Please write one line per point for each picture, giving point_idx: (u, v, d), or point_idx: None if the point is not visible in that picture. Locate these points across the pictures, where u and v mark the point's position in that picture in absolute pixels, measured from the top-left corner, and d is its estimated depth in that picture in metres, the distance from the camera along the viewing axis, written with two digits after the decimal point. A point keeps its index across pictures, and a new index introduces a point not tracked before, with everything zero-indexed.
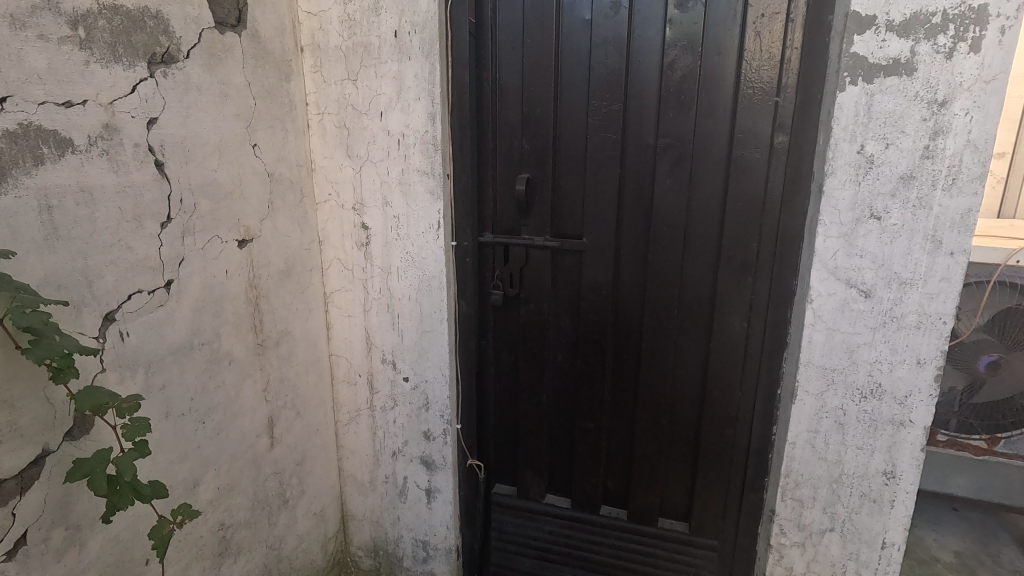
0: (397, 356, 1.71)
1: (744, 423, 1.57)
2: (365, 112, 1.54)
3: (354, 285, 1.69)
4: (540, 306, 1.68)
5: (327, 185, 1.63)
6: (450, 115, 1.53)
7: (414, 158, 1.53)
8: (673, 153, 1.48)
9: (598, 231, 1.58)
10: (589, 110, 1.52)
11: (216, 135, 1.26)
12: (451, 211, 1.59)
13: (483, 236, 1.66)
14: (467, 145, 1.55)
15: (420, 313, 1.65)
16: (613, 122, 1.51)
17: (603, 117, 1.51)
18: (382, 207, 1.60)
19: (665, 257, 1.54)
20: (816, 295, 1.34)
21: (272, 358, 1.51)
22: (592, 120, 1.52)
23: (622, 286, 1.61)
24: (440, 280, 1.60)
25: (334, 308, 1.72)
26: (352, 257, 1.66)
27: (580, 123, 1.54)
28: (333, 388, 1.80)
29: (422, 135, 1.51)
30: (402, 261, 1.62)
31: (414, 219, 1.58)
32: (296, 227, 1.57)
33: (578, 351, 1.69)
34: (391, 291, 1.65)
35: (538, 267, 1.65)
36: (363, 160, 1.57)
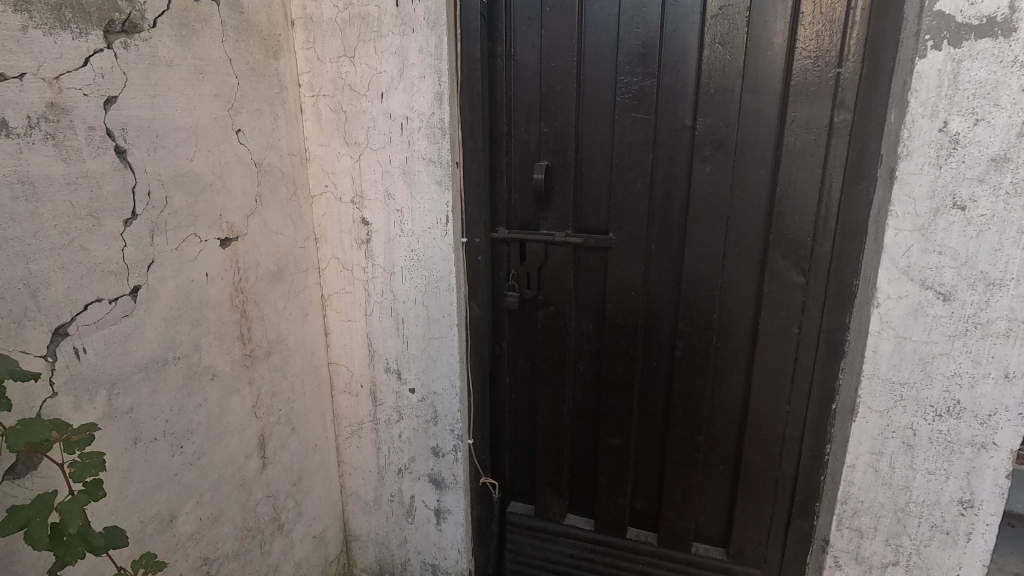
0: (402, 365, 1.55)
1: (792, 441, 1.39)
2: (364, 93, 1.36)
3: (354, 287, 1.52)
4: (561, 309, 1.51)
5: (323, 176, 1.46)
6: (459, 95, 1.36)
7: (418, 145, 1.36)
8: (714, 135, 1.29)
9: (627, 225, 1.40)
10: (617, 88, 1.34)
11: (190, 119, 1.10)
12: (462, 204, 1.42)
13: (496, 231, 1.49)
14: (478, 129, 1.37)
15: (427, 318, 1.48)
16: (644, 101, 1.33)
17: (633, 96, 1.33)
18: (384, 200, 1.43)
19: (703, 255, 1.36)
20: (883, 297, 1.16)
21: (262, 371, 1.35)
22: (619, 100, 1.34)
23: (653, 286, 1.44)
24: (449, 282, 1.43)
25: (333, 312, 1.56)
26: (352, 257, 1.50)
27: (606, 103, 1.36)
28: (333, 399, 1.64)
29: (427, 118, 1.33)
30: (406, 260, 1.45)
31: (420, 213, 1.40)
32: (289, 224, 1.40)
33: (603, 360, 1.52)
34: (395, 294, 1.49)
35: (558, 266, 1.48)
36: (363, 147, 1.40)
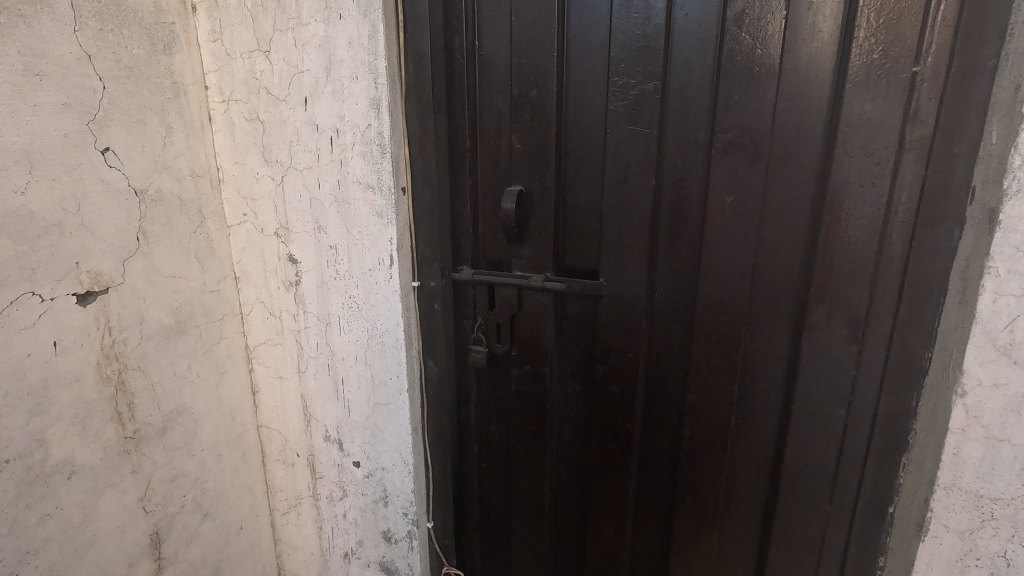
0: (343, 433, 1.25)
1: (834, 550, 1.08)
2: (283, 99, 1.06)
3: (283, 338, 1.23)
4: (539, 368, 1.21)
5: (240, 202, 1.16)
6: (405, 100, 1.05)
7: (353, 165, 1.05)
8: (737, 156, 0.97)
9: (621, 268, 1.09)
10: (610, 92, 1.02)
11: (19, 137, 0.80)
12: (412, 239, 1.12)
13: (458, 270, 1.19)
14: (431, 144, 1.07)
15: (371, 380, 1.18)
16: (644, 109, 1.01)
17: (630, 102, 1.01)
18: (314, 234, 1.13)
19: (720, 309, 1.05)
20: (973, 384, 0.83)
21: (155, 453, 1.06)
22: (612, 107, 1.03)
23: (656, 345, 1.13)
24: (396, 337, 1.13)
25: (260, 367, 1.28)
26: (279, 302, 1.21)
27: (596, 112, 1.05)
28: (265, 467, 1.36)
29: (361, 130, 1.03)
30: (343, 309, 1.15)
31: (357, 251, 1.10)
32: (193, 264, 1.11)
33: (593, 431, 1.22)
34: (332, 348, 1.20)
35: (535, 315, 1.17)
36: (285, 168, 1.11)
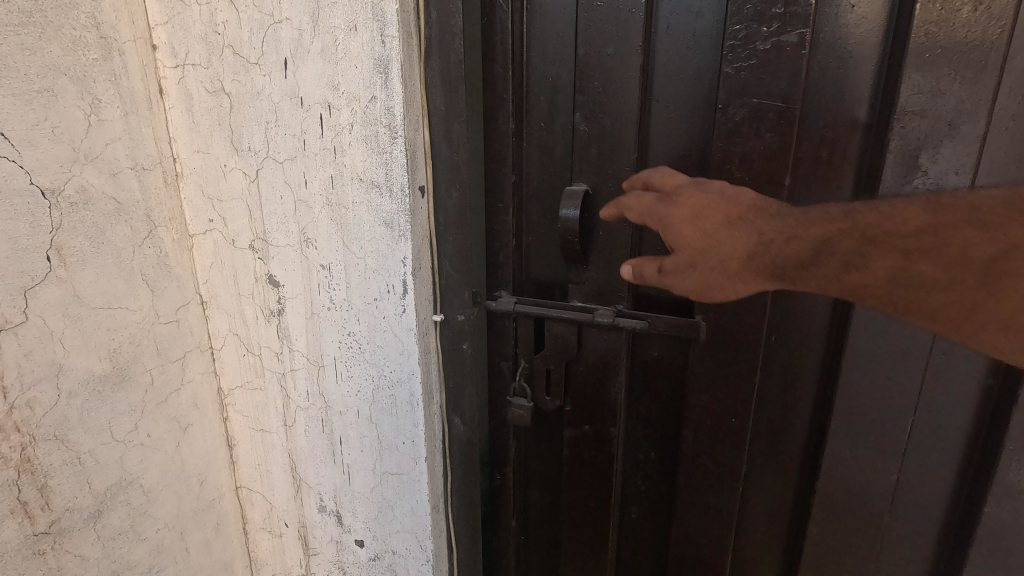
0: (342, 505, 0.96)
1: None
2: (254, 61, 0.76)
3: (265, 381, 0.95)
4: (601, 428, 0.92)
5: (205, 204, 0.87)
6: (424, 61, 0.73)
7: (351, 155, 0.75)
8: (924, 139, 0.64)
9: (727, 303, 0.78)
10: (724, 50, 0.69)
11: None
12: (432, 258, 0.81)
13: (495, 297, 0.89)
14: (461, 125, 0.76)
15: (378, 442, 0.89)
16: (777, 75, 0.68)
17: (755, 65, 0.68)
18: (300, 249, 0.83)
19: (874, 364, 0.73)
20: None
21: (84, 546, 0.79)
22: (724, 73, 0.70)
23: (767, 407, 0.82)
24: (411, 390, 0.83)
25: (238, 416, 0.99)
26: (258, 336, 0.92)
27: (698, 83, 0.74)
28: (247, 536, 1.08)
29: (362, 105, 0.72)
30: (341, 348, 0.86)
31: (358, 274, 0.80)
32: (138, 289, 0.82)
33: (670, 515, 0.91)
34: (326, 398, 0.90)
35: (599, 360, 0.89)
36: (260, 158, 0.80)
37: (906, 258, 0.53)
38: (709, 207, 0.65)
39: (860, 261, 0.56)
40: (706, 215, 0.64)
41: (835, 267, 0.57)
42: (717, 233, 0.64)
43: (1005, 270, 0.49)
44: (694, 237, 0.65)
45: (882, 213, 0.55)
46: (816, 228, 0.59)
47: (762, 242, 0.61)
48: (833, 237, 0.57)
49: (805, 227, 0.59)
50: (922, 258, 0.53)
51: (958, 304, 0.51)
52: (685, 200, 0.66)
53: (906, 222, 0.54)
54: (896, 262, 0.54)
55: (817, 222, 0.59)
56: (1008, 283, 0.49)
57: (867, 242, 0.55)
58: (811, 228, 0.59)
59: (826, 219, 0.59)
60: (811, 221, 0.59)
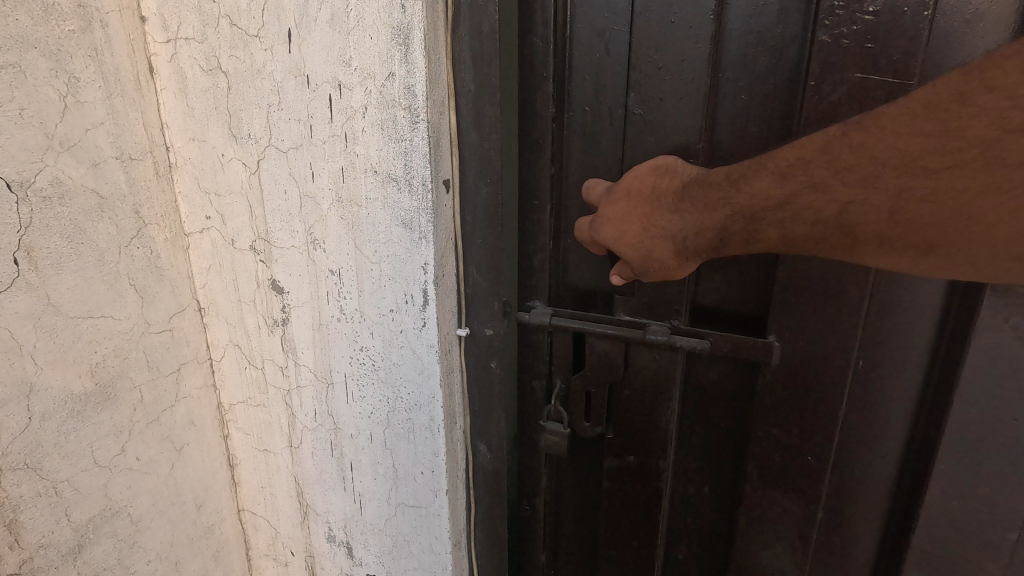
0: (353, 536, 0.86)
1: None
2: (254, 33, 0.65)
3: (268, 397, 0.85)
4: (647, 454, 0.85)
5: (202, 199, 0.77)
6: (450, 30, 0.62)
7: (364, 142, 0.64)
8: None
9: (795, 318, 0.72)
10: (822, 13, 0.63)
11: None
12: (456, 263, 0.70)
13: (532, 309, 0.83)
14: (494, 107, 0.64)
15: (393, 470, 0.78)
16: (883, 43, 0.61)
17: (860, 30, 0.62)
18: (306, 251, 0.72)
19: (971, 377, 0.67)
20: None
21: None
22: (820, 40, 0.63)
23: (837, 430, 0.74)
24: (431, 415, 0.73)
25: (239, 434, 0.90)
26: (260, 348, 0.82)
27: (782, 59, 0.67)
28: (251, 563, 0.98)
29: (378, 83, 0.61)
30: (352, 365, 0.75)
31: (371, 282, 0.69)
32: (125, 295, 0.73)
33: (722, 543, 0.85)
34: (336, 419, 0.80)
35: (646, 381, 0.82)
36: (261, 147, 0.70)
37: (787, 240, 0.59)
38: (626, 223, 0.68)
39: (771, 235, 0.60)
40: (627, 227, 0.68)
41: (759, 242, 0.62)
42: (641, 238, 0.67)
43: (849, 224, 0.54)
44: (623, 243, 0.68)
45: (768, 195, 0.58)
46: (721, 217, 0.62)
47: (680, 239, 0.65)
48: (737, 219, 0.61)
49: (710, 217, 0.62)
50: (818, 222, 0.56)
51: (868, 246, 0.55)
52: (606, 216, 0.70)
53: (789, 201, 0.57)
54: (801, 227, 0.57)
55: (718, 213, 0.62)
56: (860, 235, 0.55)
57: (774, 226, 0.59)
58: (719, 223, 0.62)
59: (714, 203, 0.62)
60: (708, 214, 0.62)
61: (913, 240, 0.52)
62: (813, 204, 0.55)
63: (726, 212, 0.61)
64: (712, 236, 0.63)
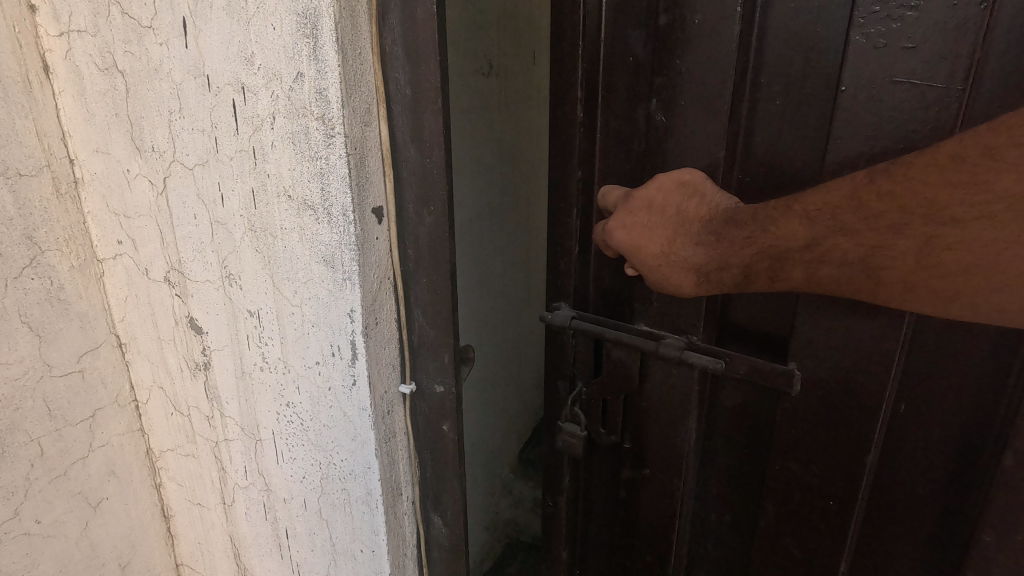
0: None
1: None
2: (147, 22, 0.53)
3: (197, 447, 0.73)
4: (664, 479, 0.76)
5: (113, 221, 0.66)
6: (376, 15, 0.48)
7: (275, 160, 0.51)
8: None
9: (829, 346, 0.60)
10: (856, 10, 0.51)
11: None
12: (395, 306, 0.57)
13: (554, 307, 0.74)
14: (439, 113, 0.49)
15: (331, 544, 0.66)
16: (937, 38, 0.48)
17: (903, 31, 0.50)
18: (222, 286, 0.60)
19: None
20: None
21: None
22: (852, 43, 0.52)
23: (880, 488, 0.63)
24: (368, 487, 0.60)
25: (172, 484, 0.79)
26: (185, 392, 0.70)
27: (820, 55, 0.55)
28: None
29: (285, 84, 0.48)
30: (280, 420, 0.63)
31: (294, 327, 0.57)
32: (16, 335, 0.61)
33: None
34: (267, 479, 0.68)
35: (665, 401, 0.73)
36: (167, 162, 0.58)
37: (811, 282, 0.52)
38: (646, 238, 0.58)
39: (795, 277, 0.53)
40: (647, 241, 0.59)
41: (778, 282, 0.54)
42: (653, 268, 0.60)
43: (883, 272, 0.47)
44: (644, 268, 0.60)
45: (790, 235, 0.51)
46: (737, 249, 0.55)
47: (695, 269, 0.57)
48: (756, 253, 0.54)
49: (725, 248, 0.55)
50: (849, 266, 0.49)
51: (894, 294, 0.47)
52: (619, 222, 0.61)
53: (816, 241, 0.50)
54: (827, 267, 0.50)
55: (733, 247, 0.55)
56: (893, 284, 0.47)
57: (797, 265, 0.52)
58: (737, 257, 0.55)
59: (729, 236, 0.55)
60: (725, 248, 0.55)
61: (939, 294, 0.46)
62: (839, 245, 0.49)
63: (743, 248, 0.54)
64: (729, 271, 0.56)
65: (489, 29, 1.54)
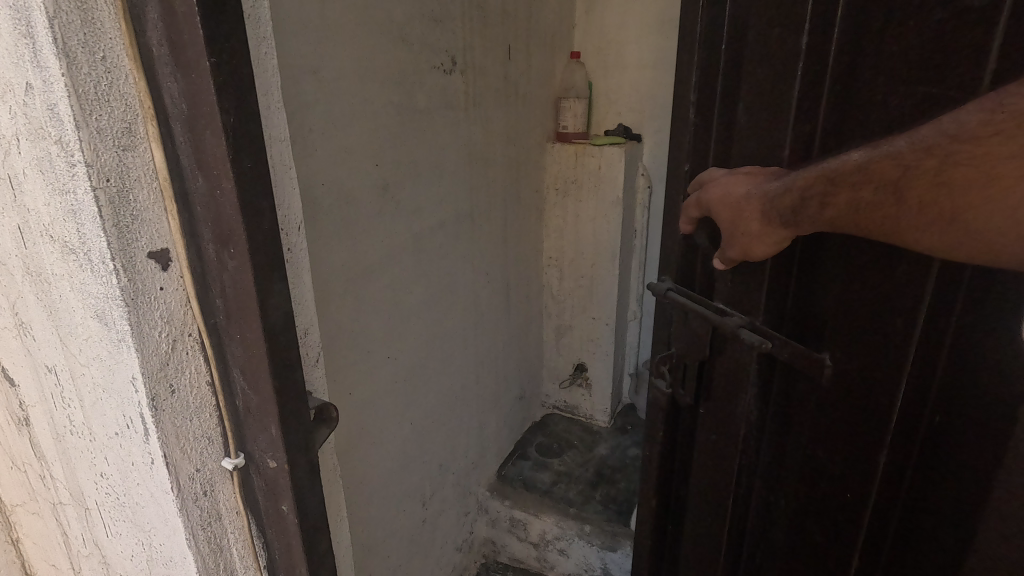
0: None
1: None
2: None
3: (40, 507, 0.64)
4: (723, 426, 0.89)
5: None
6: (129, 9, 0.37)
7: (30, 192, 0.41)
8: None
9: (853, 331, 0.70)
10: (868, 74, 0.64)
11: None
12: (206, 370, 0.46)
13: (659, 280, 0.91)
14: (217, 134, 0.38)
15: None
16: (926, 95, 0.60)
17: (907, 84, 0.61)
18: (19, 336, 0.50)
19: None
20: None
21: None
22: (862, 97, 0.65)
23: (915, 465, 0.70)
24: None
25: (28, 541, 0.70)
26: (17, 447, 0.61)
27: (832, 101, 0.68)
28: None
29: (17, 98, 0.37)
30: (100, 490, 0.53)
31: (89, 390, 0.47)
32: None
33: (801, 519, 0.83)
34: (103, 552, 0.58)
35: (730, 371, 0.84)
36: None
37: (854, 205, 0.58)
38: (731, 184, 0.70)
39: (841, 200, 0.59)
40: (729, 187, 0.70)
41: (825, 208, 0.60)
42: (740, 202, 0.68)
43: (916, 192, 0.53)
44: (724, 204, 0.70)
45: (847, 161, 0.58)
46: (801, 177, 0.62)
47: (762, 200, 0.66)
48: (818, 178, 0.60)
49: (791, 180, 0.63)
50: (884, 186, 0.55)
51: (914, 215, 0.54)
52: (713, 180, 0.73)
53: (865, 163, 0.57)
54: (866, 191, 0.56)
55: (804, 176, 0.62)
56: (921, 200, 0.53)
57: (845, 189, 0.58)
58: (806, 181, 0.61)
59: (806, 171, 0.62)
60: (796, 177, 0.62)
61: (948, 218, 0.52)
62: (881, 165, 0.55)
63: (810, 176, 0.61)
64: (791, 195, 0.63)
65: (452, 23, 1.43)
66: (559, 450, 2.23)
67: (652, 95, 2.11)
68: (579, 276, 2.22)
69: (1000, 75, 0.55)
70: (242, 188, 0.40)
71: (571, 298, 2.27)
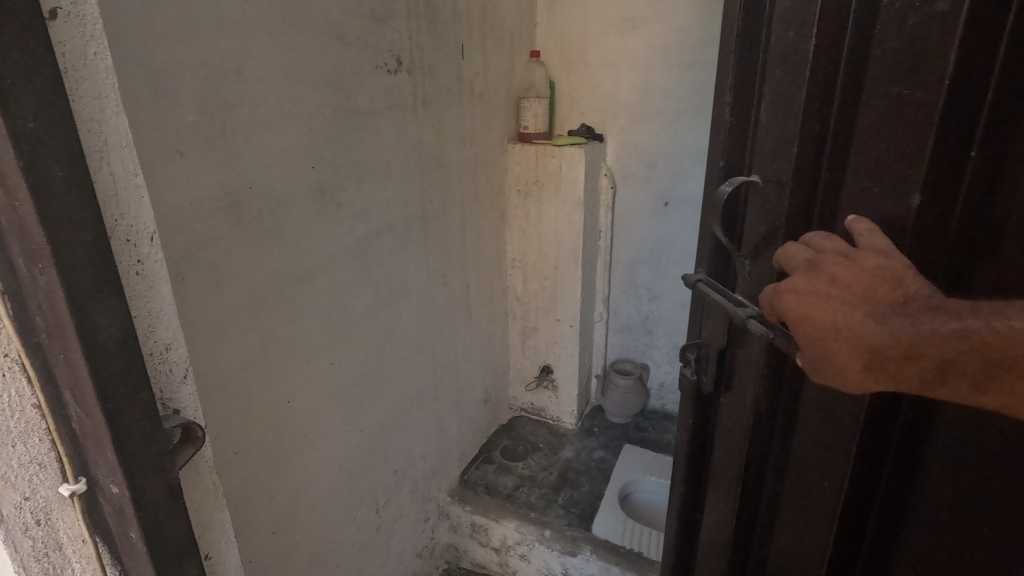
0: None
1: None
2: None
3: None
4: (733, 420, 0.89)
5: None
6: None
7: None
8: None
9: None
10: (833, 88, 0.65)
11: None
12: (30, 393, 0.47)
13: (692, 271, 0.93)
14: (6, 146, 0.40)
15: None
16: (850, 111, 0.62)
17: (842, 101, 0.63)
18: None
19: None
20: None
21: None
22: (818, 107, 0.66)
23: (889, 470, 0.67)
24: None
25: None
26: None
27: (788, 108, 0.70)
28: None
29: None
30: None
31: None
32: None
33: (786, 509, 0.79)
34: None
35: (745, 362, 0.84)
36: None
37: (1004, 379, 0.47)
38: (820, 319, 0.53)
39: (990, 375, 0.48)
40: (819, 323, 0.53)
41: (942, 380, 0.50)
42: (837, 349, 0.53)
43: None
44: (816, 344, 0.54)
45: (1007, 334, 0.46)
46: (937, 340, 0.48)
47: (868, 350, 0.51)
48: (944, 346, 0.48)
49: (921, 338, 0.49)
50: None
51: None
52: (790, 301, 0.55)
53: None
54: None
55: (926, 337, 0.49)
56: None
57: (977, 369, 0.48)
58: (931, 348, 0.49)
59: (939, 327, 0.49)
60: (929, 340, 0.49)
61: None
62: None
63: (951, 339, 0.48)
64: (922, 358, 0.50)
65: (396, 22, 1.41)
66: (524, 454, 2.21)
67: (613, 94, 2.09)
68: (542, 277, 2.20)
69: (893, 94, 0.57)
70: (41, 201, 0.42)
71: (537, 300, 2.25)
